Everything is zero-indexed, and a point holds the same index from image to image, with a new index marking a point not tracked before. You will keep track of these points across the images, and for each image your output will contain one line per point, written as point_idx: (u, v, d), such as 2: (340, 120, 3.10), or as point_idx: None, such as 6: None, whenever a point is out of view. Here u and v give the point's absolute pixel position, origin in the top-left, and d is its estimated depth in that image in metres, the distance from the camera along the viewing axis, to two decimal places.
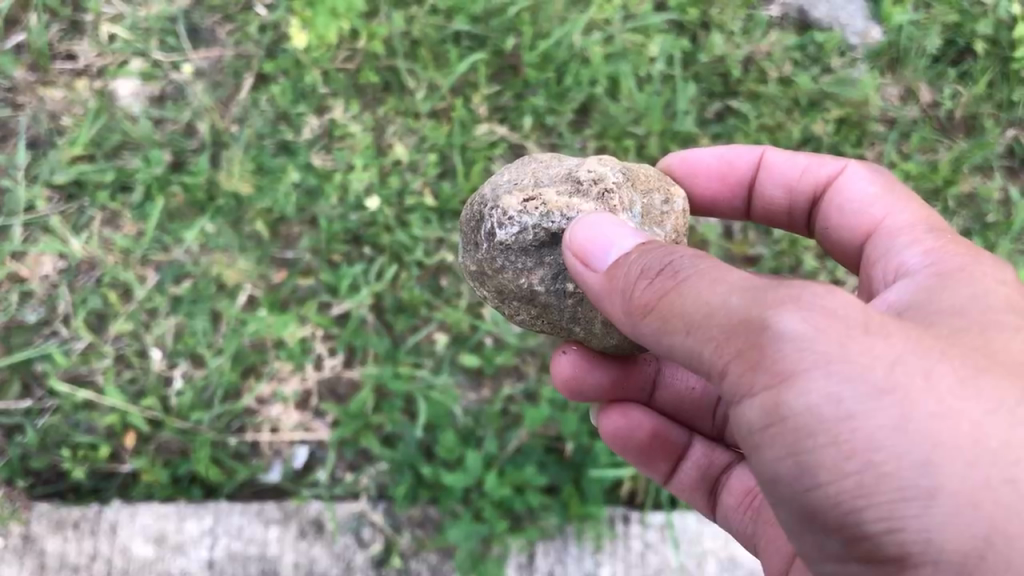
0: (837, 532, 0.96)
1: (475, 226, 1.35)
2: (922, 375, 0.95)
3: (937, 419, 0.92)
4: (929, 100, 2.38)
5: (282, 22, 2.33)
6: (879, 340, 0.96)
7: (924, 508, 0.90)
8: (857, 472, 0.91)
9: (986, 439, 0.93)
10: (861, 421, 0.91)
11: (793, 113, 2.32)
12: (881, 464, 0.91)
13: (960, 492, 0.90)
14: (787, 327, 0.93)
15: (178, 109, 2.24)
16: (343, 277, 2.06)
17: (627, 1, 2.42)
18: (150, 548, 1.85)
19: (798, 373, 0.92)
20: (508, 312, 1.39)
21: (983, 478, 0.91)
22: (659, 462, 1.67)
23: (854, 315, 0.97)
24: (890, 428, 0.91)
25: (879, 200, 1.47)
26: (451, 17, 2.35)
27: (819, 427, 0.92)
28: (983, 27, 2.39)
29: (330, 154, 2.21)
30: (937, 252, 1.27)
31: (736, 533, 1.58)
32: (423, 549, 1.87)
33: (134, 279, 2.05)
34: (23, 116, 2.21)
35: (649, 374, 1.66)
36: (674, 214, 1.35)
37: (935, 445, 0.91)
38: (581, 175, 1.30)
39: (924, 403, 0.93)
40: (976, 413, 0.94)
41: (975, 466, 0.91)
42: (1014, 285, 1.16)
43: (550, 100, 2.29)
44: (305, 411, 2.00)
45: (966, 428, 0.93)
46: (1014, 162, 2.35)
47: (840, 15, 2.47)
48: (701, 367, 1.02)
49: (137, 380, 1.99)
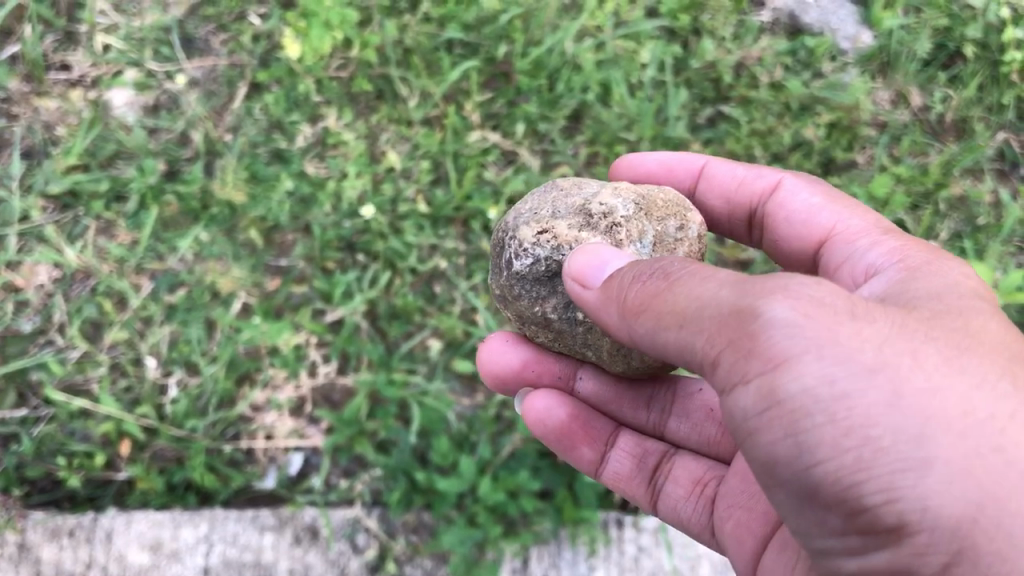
0: (836, 511, 0.97)
1: (497, 252, 1.42)
2: (908, 358, 0.98)
3: (926, 395, 0.96)
4: (919, 104, 2.39)
5: (275, 32, 2.35)
6: (864, 326, 1.00)
7: (920, 477, 0.92)
8: (855, 447, 0.93)
9: (972, 412, 0.96)
10: (855, 399, 0.94)
11: (783, 118, 2.33)
12: (877, 439, 0.93)
13: (952, 462, 0.93)
14: (778, 313, 0.96)
15: (171, 118, 2.26)
16: (336, 284, 2.07)
17: (617, 9, 2.44)
18: (146, 555, 1.86)
19: (792, 357, 0.95)
20: (530, 332, 1.47)
21: (973, 448, 0.94)
22: (580, 449, 1.67)
23: (838, 303, 1.01)
24: (883, 405, 0.94)
25: (826, 209, 1.54)
26: (443, 26, 2.37)
27: (817, 407, 0.94)
28: (973, 31, 2.40)
29: (323, 163, 2.23)
30: (897, 251, 1.34)
31: (683, 522, 1.61)
32: (418, 555, 1.87)
33: (129, 288, 2.06)
34: (17, 126, 2.22)
35: (567, 367, 1.67)
36: (687, 242, 1.37)
37: (927, 418, 0.94)
38: (593, 208, 1.35)
39: (912, 381, 0.96)
40: (960, 389, 0.98)
41: (965, 436, 0.94)
42: (976, 275, 1.23)
43: (542, 107, 2.30)
44: (299, 418, 2.01)
45: (953, 402, 0.96)
46: (1004, 165, 2.36)
47: (830, 20, 2.49)
48: (694, 362, 1.04)
49: (131, 389, 1.99)
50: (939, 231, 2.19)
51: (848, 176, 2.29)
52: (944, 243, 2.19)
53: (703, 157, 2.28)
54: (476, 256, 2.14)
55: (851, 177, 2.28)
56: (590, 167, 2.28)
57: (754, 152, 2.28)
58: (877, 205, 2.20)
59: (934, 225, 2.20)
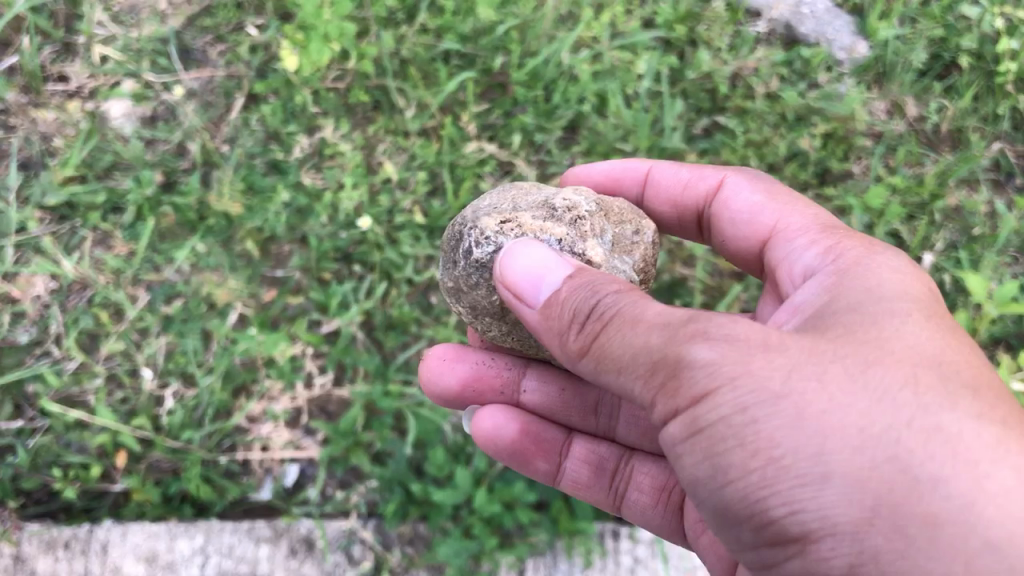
0: (752, 524, 1.03)
1: (455, 245, 1.43)
2: (816, 378, 1.02)
3: (829, 411, 1.00)
4: (915, 114, 2.40)
5: (273, 43, 2.36)
6: (779, 353, 1.04)
7: (818, 489, 0.96)
8: (760, 467, 0.99)
9: (876, 425, 0.99)
10: (762, 424, 0.99)
11: (779, 128, 2.33)
12: (780, 459, 0.98)
13: (850, 473, 0.96)
14: (694, 348, 1.02)
15: (169, 129, 2.26)
16: (332, 295, 2.07)
17: (613, 21, 2.46)
18: (141, 567, 1.85)
19: (707, 391, 1.01)
20: (482, 328, 1.49)
21: (872, 457, 0.97)
22: (536, 463, 1.72)
23: (756, 335, 1.05)
24: (788, 428, 0.99)
25: (767, 207, 1.54)
26: (440, 37, 2.39)
27: (728, 431, 1.01)
28: (968, 42, 2.41)
29: (320, 173, 2.23)
30: (826, 248, 1.34)
31: (650, 525, 1.67)
32: (413, 567, 1.87)
33: (126, 299, 2.06)
34: (15, 137, 2.23)
35: (508, 380, 1.73)
36: (643, 245, 1.42)
37: (829, 435, 0.98)
38: (556, 203, 1.41)
39: (815, 399, 1.00)
40: (867, 404, 1.00)
41: (865, 448, 0.97)
42: (910, 270, 1.23)
43: (538, 118, 2.31)
44: (295, 430, 2.01)
45: (856, 417, 0.99)
46: (999, 174, 2.37)
47: (826, 31, 2.50)
48: (636, 402, 1.11)
49: (128, 401, 1.99)
50: (935, 242, 2.19)
51: (843, 186, 2.29)
52: (940, 254, 2.19)
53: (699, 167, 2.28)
54: None
55: (847, 187, 2.28)
56: None
57: (749, 163, 2.29)
58: (873, 215, 2.20)
59: (930, 235, 2.20)
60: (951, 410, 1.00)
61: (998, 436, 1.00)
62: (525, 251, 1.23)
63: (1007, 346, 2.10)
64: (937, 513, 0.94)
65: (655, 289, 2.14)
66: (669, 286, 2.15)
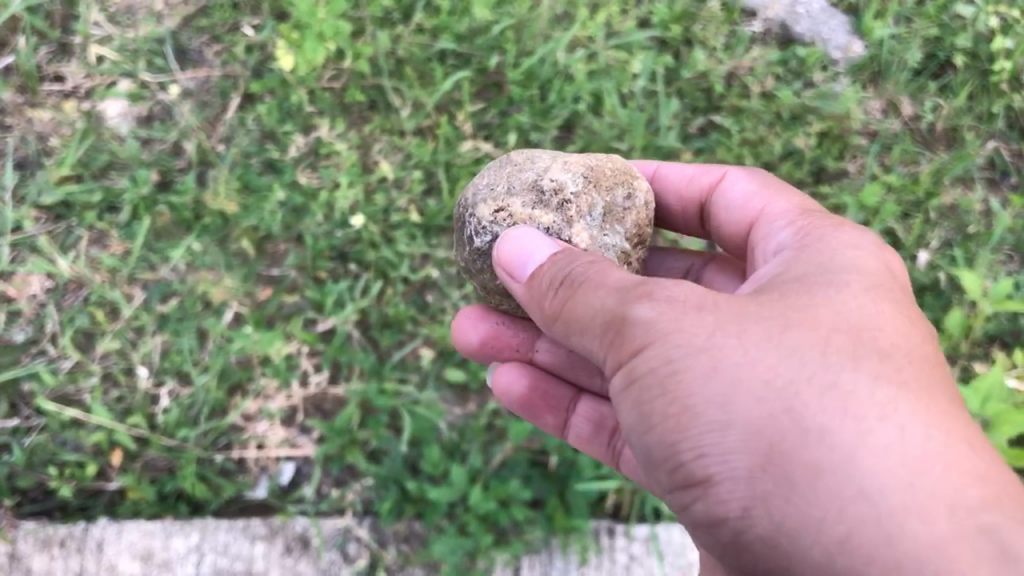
0: (667, 466, 1.16)
1: (460, 228, 1.51)
2: (738, 336, 1.14)
3: (741, 366, 1.11)
4: (910, 113, 2.40)
5: (269, 43, 2.37)
6: (710, 312, 1.16)
7: (721, 435, 1.09)
8: (675, 414, 1.12)
9: (782, 381, 1.10)
10: (681, 374, 1.12)
11: (774, 127, 2.34)
12: (693, 406, 1.11)
13: (751, 423, 1.08)
14: (635, 307, 1.15)
15: (165, 129, 2.26)
16: (328, 294, 2.08)
17: (609, 20, 2.46)
18: (137, 566, 1.86)
19: (641, 343, 1.14)
20: (495, 300, 1.59)
21: (771, 410, 1.09)
22: (544, 417, 1.77)
23: (693, 296, 1.17)
24: (705, 378, 1.11)
25: (759, 195, 1.57)
26: (436, 36, 2.39)
27: (654, 381, 1.13)
28: (963, 41, 2.42)
29: (315, 172, 2.23)
30: (800, 231, 1.40)
31: (643, 482, 1.68)
32: (408, 564, 1.87)
33: (121, 298, 2.06)
34: (11, 137, 2.23)
35: (523, 339, 1.74)
36: (636, 211, 1.46)
37: (737, 388, 1.10)
38: (544, 185, 1.42)
39: (731, 355, 1.12)
40: (779, 361, 1.12)
41: (767, 401, 1.09)
42: (860, 251, 1.31)
43: (534, 117, 2.31)
44: (290, 428, 2.01)
45: (765, 373, 1.11)
46: (994, 173, 2.37)
47: (822, 30, 2.50)
48: (589, 354, 1.24)
49: (123, 399, 1.99)
50: (930, 240, 2.20)
51: (838, 185, 2.30)
52: (935, 252, 2.20)
53: (694, 166, 2.28)
54: None
55: (842, 186, 2.29)
56: None
57: (744, 162, 2.29)
58: (869, 213, 2.20)
59: (925, 233, 2.20)
60: (852, 369, 1.11)
61: (893, 396, 1.10)
62: (527, 239, 1.32)
63: (1002, 344, 2.09)
64: (823, 464, 1.06)
65: None
66: None
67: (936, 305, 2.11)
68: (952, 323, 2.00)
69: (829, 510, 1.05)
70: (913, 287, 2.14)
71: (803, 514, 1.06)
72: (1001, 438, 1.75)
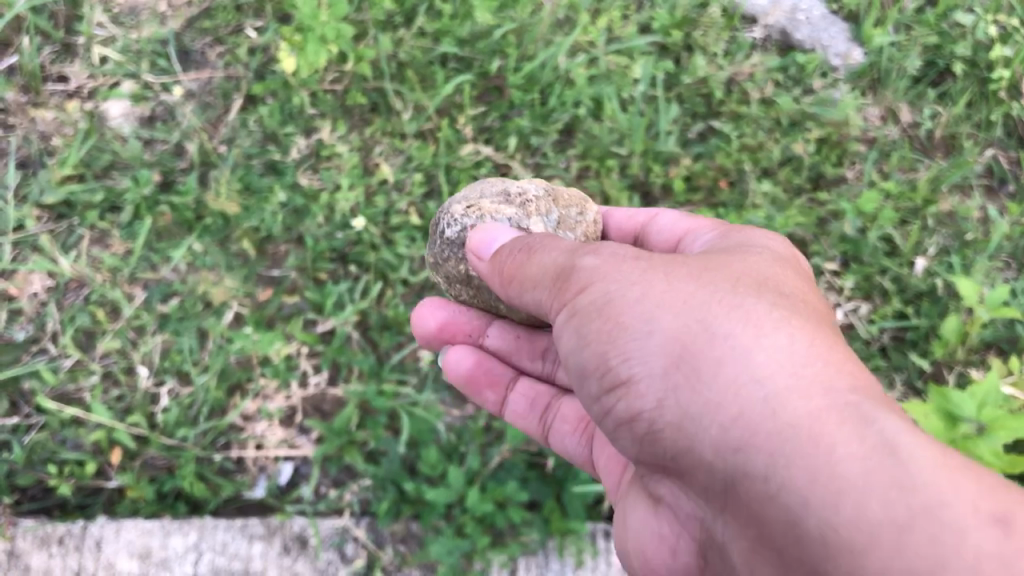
0: (597, 383, 1.24)
1: (433, 229, 1.67)
2: (666, 273, 1.26)
3: (664, 289, 1.23)
4: (909, 121, 2.41)
5: (272, 46, 2.39)
6: (644, 258, 1.29)
7: (642, 342, 1.19)
8: (606, 328, 1.22)
9: (697, 299, 1.21)
10: (614, 296, 1.23)
11: (773, 133, 2.35)
12: (621, 320, 1.21)
13: (669, 330, 1.18)
14: (585, 258, 1.29)
15: (167, 130, 2.28)
16: (328, 295, 2.09)
17: (610, 26, 2.48)
18: (134, 564, 1.86)
19: (583, 277, 1.27)
20: (456, 295, 1.70)
21: (687, 320, 1.19)
22: (484, 393, 1.84)
23: (633, 250, 1.31)
24: (633, 298, 1.22)
25: (682, 223, 1.73)
26: (438, 40, 2.41)
27: (590, 305, 1.24)
28: (962, 49, 2.44)
29: (316, 174, 2.24)
30: (722, 236, 1.54)
31: (572, 456, 1.79)
32: (405, 565, 1.88)
33: (122, 297, 2.07)
34: (14, 136, 2.25)
35: (476, 324, 1.81)
36: (585, 224, 1.62)
37: (659, 305, 1.21)
38: (511, 191, 1.61)
39: (657, 283, 1.24)
40: (696, 288, 1.23)
41: (684, 312, 1.19)
42: (778, 245, 1.44)
43: (534, 121, 2.32)
44: (289, 428, 2.02)
45: (683, 294, 1.22)
46: (992, 180, 2.38)
47: (822, 36, 2.52)
48: (544, 311, 1.36)
49: (123, 398, 2.00)
50: (927, 247, 2.20)
51: (837, 191, 2.30)
52: (932, 258, 2.20)
53: (693, 170, 2.29)
54: None
55: (840, 192, 2.30)
56: (581, 181, 2.30)
57: (743, 167, 2.30)
58: (866, 220, 2.21)
59: (922, 240, 2.21)
60: (759, 297, 1.22)
61: (793, 316, 1.19)
62: (493, 226, 1.47)
63: (999, 350, 2.09)
64: (723, 356, 1.14)
65: None
66: None
67: (933, 312, 2.10)
68: (948, 329, 2.02)
69: (725, 392, 1.12)
70: (910, 293, 2.15)
71: (703, 398, 1.13)
72: (999, 441, 1.75)
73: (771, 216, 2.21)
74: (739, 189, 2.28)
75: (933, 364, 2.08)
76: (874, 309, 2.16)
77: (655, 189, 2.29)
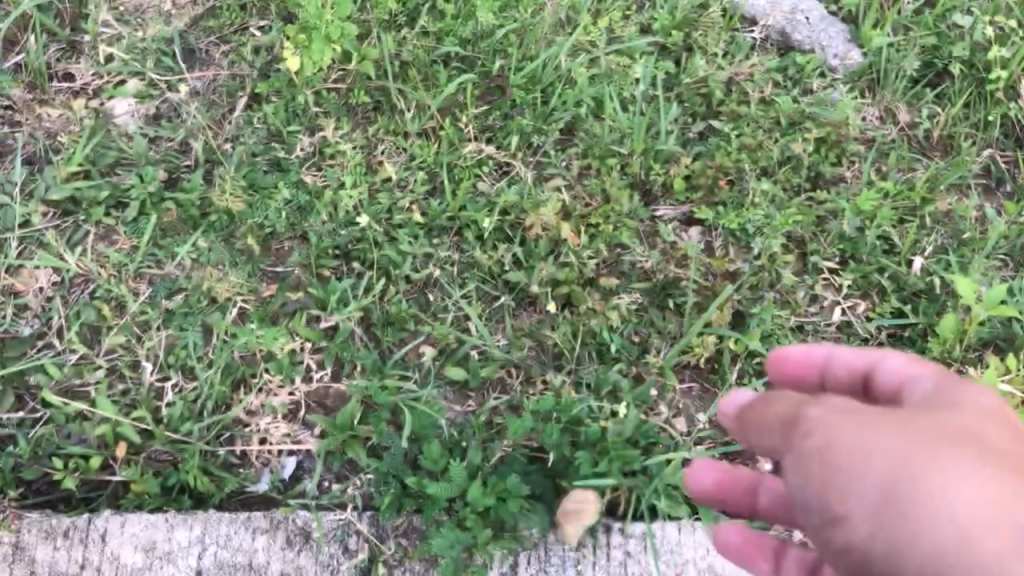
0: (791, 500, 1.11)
1: None
2: (841, 407, 1.12)
3: (837, 408, 1.12)
4: (907, 121, 2.44)
5: (276, 44, 2.41)
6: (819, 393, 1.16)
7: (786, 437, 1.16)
8: (769, 413, 1.19)
9: (882, 429, 1.08)
10: (770, 398, 1.23)
11: (773, 133, 2.37)
12: (769, 400, 1.22)
13: (841, 451, 1.07)
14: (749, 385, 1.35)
15: (172, 127, 2.30)
16: (332, 292, 2.11)
17: (611, 26, 2.50)
18: (139, 556, 1.85)
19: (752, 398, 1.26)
20: None
21: (851, 441, 1.07)
22: (735, 505, 1.68)
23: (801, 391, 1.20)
24: (788, 402, 1.18)
25: (818, 348, 1.53)
26: (441, 40, 2.43)
27: (755, 405, 1.24)
28: (959, 50, 2.46)
29: (320, 172, 2.27)
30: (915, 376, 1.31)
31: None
32: (407, 558, 1.87)
33: (127, 293, 2.09)
34: (20, 134, 2.27)
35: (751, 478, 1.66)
36: None
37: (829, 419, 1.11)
38: None
39: (829, 404, 1.13)
40: (879, 432, 1.07)
41: (862, 434, 1.07)
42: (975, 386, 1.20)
43: (536, 121, 2.35)
44: (293, 423, 2.03)
45: (853, 425, 1.09)
46: (990, 180, 2.40)
47: (821, 37, 2.53)
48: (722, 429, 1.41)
49: (128, 393, 2.01)
50: (925, 246, 2.22)
51: (835, 190, 2.33)
52: (929, 258, 2.21)
53: (693, 170, 2.31)
54: (469, 265, 2.18)
55: (839, 191, 2.32)
56: (582, 180, 2.32)
57: (742, 166, 2.31)
58: (864, 218, 2.24)
59: (919, 239, 2.23)
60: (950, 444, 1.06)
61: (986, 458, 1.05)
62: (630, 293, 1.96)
63: (997, 348, 2.11)
64: (896, 480, 1.03)
65: (648, 288, 2.17)
66: (663, 285, 2.17)
67: (931, 310, 2.13)
68: (945, 328, 2.05)
69: (876, 499, 1.04)
70: (907, 291, 2.17)
71: (855, 517, 1.05)
72: None
73: (770, 215, 2.24)
74: (739, 187, 2.30)
75: (931, 361, 2.09)
76: (871, 306, 2.19)
77: (656, 188, 2.31)
